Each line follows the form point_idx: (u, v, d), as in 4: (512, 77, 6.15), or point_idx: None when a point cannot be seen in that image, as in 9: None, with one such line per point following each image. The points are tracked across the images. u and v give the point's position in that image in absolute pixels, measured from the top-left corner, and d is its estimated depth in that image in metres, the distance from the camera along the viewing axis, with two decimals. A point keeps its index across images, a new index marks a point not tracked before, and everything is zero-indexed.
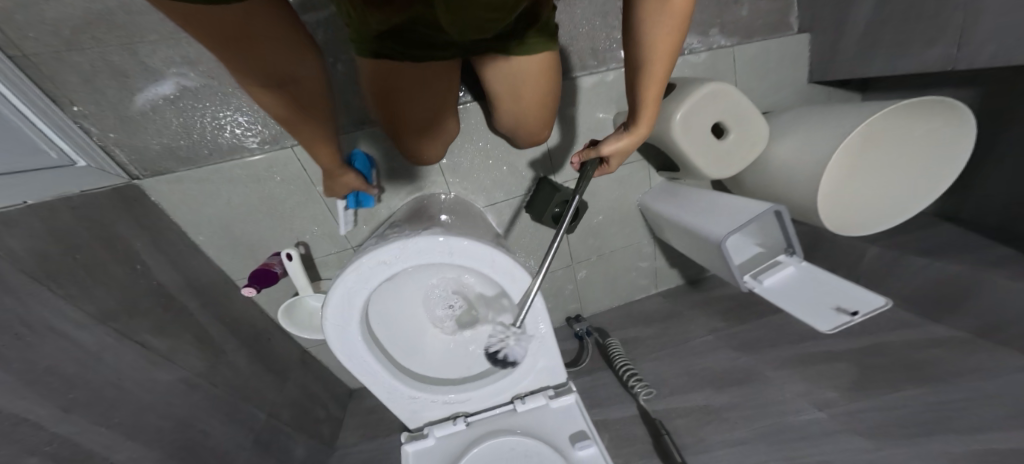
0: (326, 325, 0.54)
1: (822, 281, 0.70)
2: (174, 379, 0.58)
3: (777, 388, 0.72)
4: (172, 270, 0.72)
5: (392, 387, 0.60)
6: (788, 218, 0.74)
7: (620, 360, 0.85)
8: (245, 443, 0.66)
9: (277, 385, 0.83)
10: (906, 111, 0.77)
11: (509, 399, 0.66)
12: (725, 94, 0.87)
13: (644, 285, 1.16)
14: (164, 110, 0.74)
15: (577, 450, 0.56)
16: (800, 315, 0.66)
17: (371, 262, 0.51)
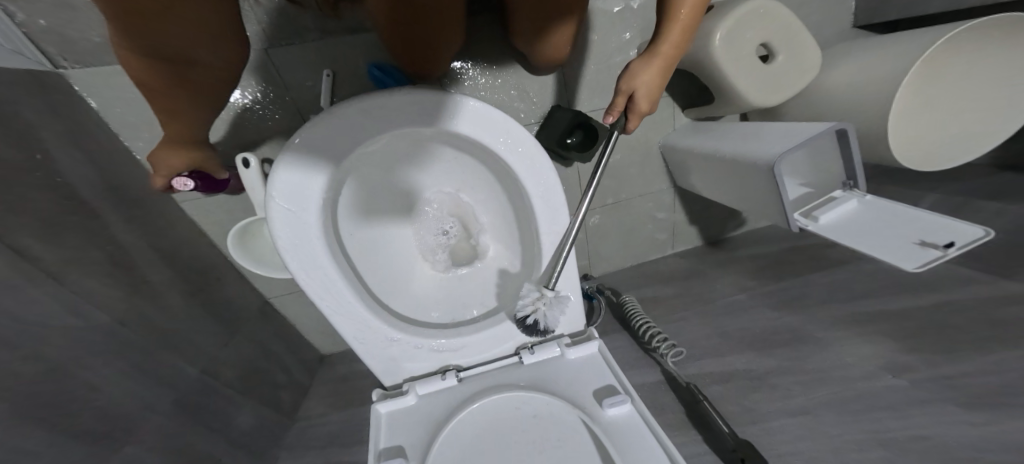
0: (275, 207, 0.40)
1: (898, 215, 0.57)
2: (61, 305, 0.40)
3: (832, 350, 0.59)
4: (86, 166, 0.54)
5: (362, 317, 0.45)
6: (853, 141, 0.60)
7: (639, 318, 0.72)
8: (162, 406, 0.49)
9: (225, 338, 0.67)
10: (986, 25, 0.62)
11: (515, 350, 0.52)
12: (779, 10, 0.72)
13: (661, 241, 1.05)
14: None
15: (605, 409, 0.41)
16: (876, 253, 0.52)
17: (346, 111, 0.41)
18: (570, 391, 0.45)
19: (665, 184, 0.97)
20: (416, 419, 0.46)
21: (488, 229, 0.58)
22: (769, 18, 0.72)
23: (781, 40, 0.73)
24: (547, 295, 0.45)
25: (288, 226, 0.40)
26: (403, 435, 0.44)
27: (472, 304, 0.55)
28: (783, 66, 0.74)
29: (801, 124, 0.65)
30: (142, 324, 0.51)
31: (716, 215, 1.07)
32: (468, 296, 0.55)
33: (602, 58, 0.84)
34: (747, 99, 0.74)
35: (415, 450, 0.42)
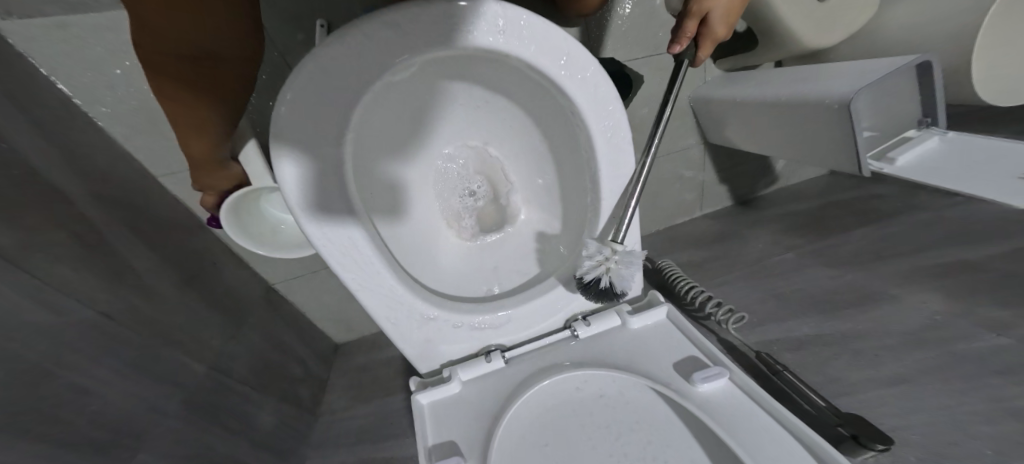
0: (284, 153, 0.33)
1: (989, 151, 0.50)
2: (45, 305, 0.33)
3: (912, 307, 0.53)
4: (45, 141, 0.45)
5: (392, 288, 0.39)
6: (939, 70, 0.54)
7: (685, 283, 0.66)
8: (175, 411, 0.43)
9: (230, 332, 0.60)
10: None
11: (566, 324, 0.46)
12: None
13: (689, 202, 0.99)
14: None
15: (694, 382, 0.35)
16: (974, 189, 0.45)
17: (371, 31, 0.32)
18: (645, 364, 0.39)
19: (695, 139, 0.90)
20: (466, 409, 0.40)
21: (518, 188, 0.52)
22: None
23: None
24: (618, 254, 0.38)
25: (303, 178, 0.34)
26: (454, 429, 0.38)
27: (511, 273, 0.48)
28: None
29: (868, 61, 0.60)
30: (136, 320, 0.44)
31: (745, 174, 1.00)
32: (502, 263, 0.49)
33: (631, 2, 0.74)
34: (797, 40, 0.66)
35: (472, 444, 0.36)
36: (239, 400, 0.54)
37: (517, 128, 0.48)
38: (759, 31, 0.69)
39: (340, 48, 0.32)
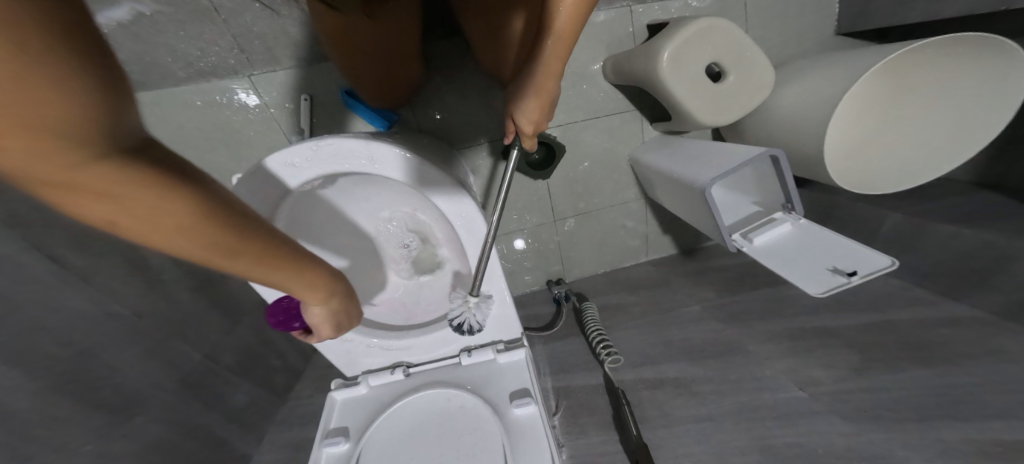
0: None
1: (823, 239, 0.55)
2: (88, 303, 0.54)
3: (760, 363, 0.63)
4: None
5: None
6: (787, 166, 0.57)
7: (594, 326, 0.74)
8: (167, 384, 0.61)
9: (226, 326, 0.78)
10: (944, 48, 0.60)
11: (456, 352, 0.57)
12: (721, 26, 0.66)
13: (634, 249, 0.99)
14: (116, 34, 0.66)
15: (513, 409, 0.47)
16: (785, 274, 0.52)
17: (273, 163, 0.42)
18: (492, 391, 0.51)
19: (634, 192, 0.91)
20: (363, 404, 0.54)
21: (445, 244, 0.59)
22: (715, 37, 0.66)
23: (732, 57, 0.66)
24: (472, 300, 0.50)
25: None
26: (351, 417, 0.53)
27: (427, 309, 0.60)
28: (734, 85, 0.67)
29: (730, 145, 0.64)
30: (155, 315, 0.64)
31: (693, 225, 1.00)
32: (424, 303, 0.60)
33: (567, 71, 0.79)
34: (699, 119, 0.68)
35: (356, 430, 0.51)
36: (225, 383, 0.72)
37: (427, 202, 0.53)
38: (668, 106, 0.71)
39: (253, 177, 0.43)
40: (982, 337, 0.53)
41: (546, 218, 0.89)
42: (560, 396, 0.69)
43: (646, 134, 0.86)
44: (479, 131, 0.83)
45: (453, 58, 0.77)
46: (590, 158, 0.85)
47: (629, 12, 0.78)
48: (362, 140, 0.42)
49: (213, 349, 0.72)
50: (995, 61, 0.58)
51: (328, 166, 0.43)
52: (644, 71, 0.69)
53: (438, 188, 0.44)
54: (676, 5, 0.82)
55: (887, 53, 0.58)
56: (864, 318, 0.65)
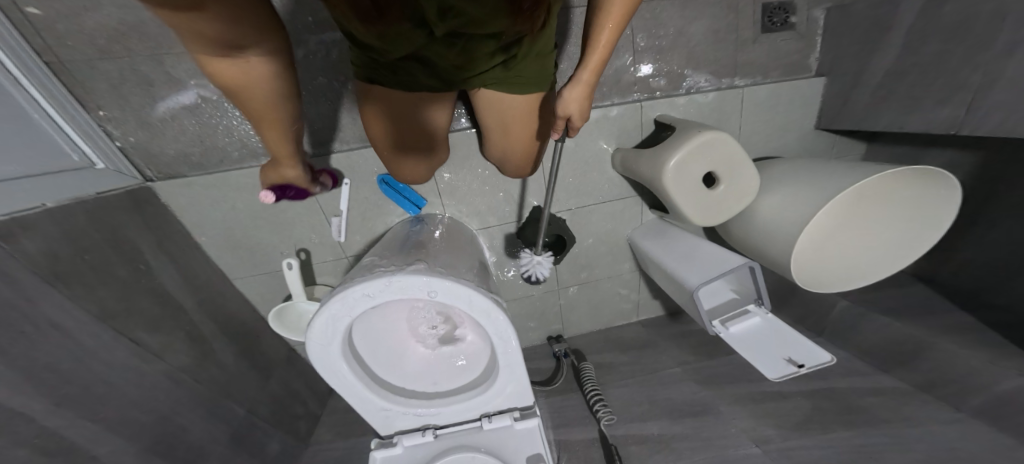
0: (308, 345, 0.55)
1: (783, 333, 0.68)
2: (161, 375, 0.63)
3: (726, 423, 0.76)
4: (172, 268, 0.77)
5: (366, 397, 0.63)
6: (760, 273, 0.71)
7: (591, 385, 0.86)
8: (221, 438, 0.70)
9: (258, 384, 0.85)
10: (906, 176, 0.66)
11: (477, 416, 0.68)
12: (724, 143, 0.72)
13: (627, 310, 1.12)
14: (183, 118, 0.78)
15: None
16: (752, 359, 0.66)
17: (355, 293, 0.52)
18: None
19: (628, 263, 1.03)
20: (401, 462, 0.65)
21: (468, 324, 0.69)
22: (714, 150, 0.72)
23: (726, 170, 0.73)
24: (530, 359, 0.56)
25: (317, 356, 0.56)
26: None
27: (452, 378, 0.69)
28: (724, 193, 0.74)
29: (714, 247, 0.79)
30: (209, 378, 0.73)
31: None
32: (451, 374, 0.69)
33: (576, 166, 0.89)
34: (690, 218, 0.76)
35: None
36: (266, 437, 0.81)
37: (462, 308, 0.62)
38: (664, 201, 0.79)
39: (338, 304, 0.53)
40: (893, 407, 0.68)
41: (551, 287, 1.02)
42: (561, 448, 0.80)
43: (645, 216, 0.98)
44: (498, 214, 0.93)
45: (477, 144, 0.86)
46: (592, 236, 0.97)
47: (639, 106, 0.87)
48: (422, 277, 0.52)
49: (250, 406, 0.80)
50: (936, 189, 0.65)
51: (396, 296, 0.53)
52: (650, 173, 0.77)
53: (479, 306, 0.55)
54: (681, 100, 0.88)
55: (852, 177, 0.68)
56: (810, 385, 0.79)
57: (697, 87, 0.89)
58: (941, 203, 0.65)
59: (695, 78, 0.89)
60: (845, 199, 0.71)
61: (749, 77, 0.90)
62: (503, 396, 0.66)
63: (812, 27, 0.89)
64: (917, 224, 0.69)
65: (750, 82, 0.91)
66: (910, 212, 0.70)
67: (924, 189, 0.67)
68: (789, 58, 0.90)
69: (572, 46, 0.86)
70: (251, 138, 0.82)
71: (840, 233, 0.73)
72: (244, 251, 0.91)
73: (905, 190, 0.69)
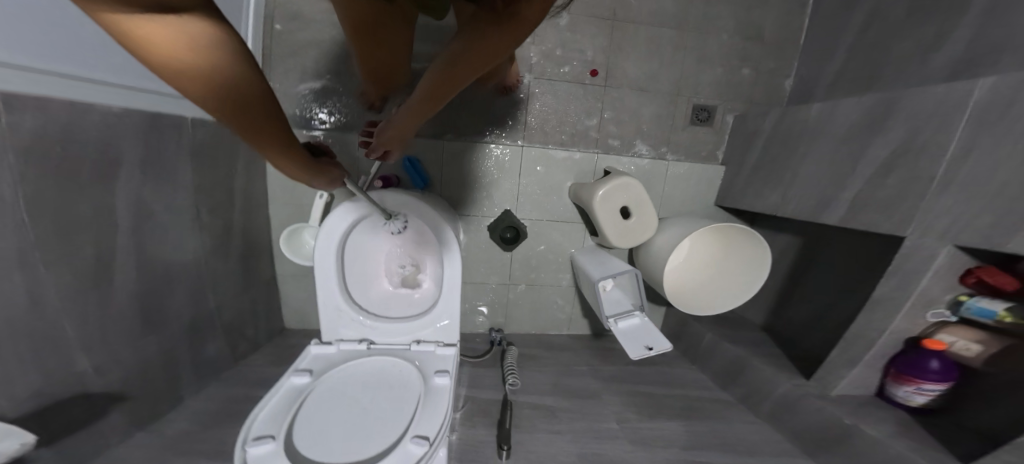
0: (321, 228, 0.81)
1: (650, 328, 0.89)
2: (185, 248, 0.79)
3: (603, 406, 0.93)
4: (244, 182, 0.99)
5: (332, 293, 0.84)
6: (641, 282, 0.92)
7: (510, 365, 1.04)
8: (196, 317, 0.83)
9: (238, 291, 1.00)
10: (731, 229, 0.90)
11: (409, 341, 0.88)
12: (638, 187, 0.94)
13: (561, 321, 1.30)
14: (307, 95, 1.00)
15: (434, 378, 0.77)
16: (623, 342, 0.87)
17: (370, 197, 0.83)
18: (422, 367, 0.81)
19: (568, 275, 1.22)
20: (329, 359, 0.84)
21: (429, 275, 0.93)
22: (629, 191, 0.94)
23: (637, 207, 0.95)
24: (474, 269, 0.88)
25: (322, 239, 0.80)
26: (316, 365, 0.81)
27: (399, 310, 0.91)
28: (635, 225, 0.95)
29: (619, 263, 0.99)
30: (213, 270, 0.89)
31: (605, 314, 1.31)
32: (400, 305, 0.92)
33: (536, 187, 1.10)
34: (608, 239, 0.96)
35: (317, 372, 0.79)
36: (223, 335, 0.93)
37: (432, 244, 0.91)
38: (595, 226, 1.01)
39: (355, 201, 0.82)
40: (726, 412, 0.88)
41: (503, 280, 1.21)
42: (467, 401, 0.95)
43: (586, 242, 1.17)
44: (477, 206, 1.10)
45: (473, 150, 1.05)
46: (543, 242, 1.17)
47: (594, 157, 1.07)
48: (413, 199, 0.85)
49: (226, 306, 0.94)
50: (750, 242, 0.88)
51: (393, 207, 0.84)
52: (586, 198, 0.99)
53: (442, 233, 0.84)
54: (625, 159, 1.06)
55: (729, 229, 0.89)
56: (677, 391, 0.98)
57: (636, 153, 1.05)
58: (757, 252, 0.87)
59: (636, 146, 1.04)
60: (703, 243, 0.95)
61: (677, 154, 1.05)
62: (435, 326, 0.87)
63: (723, 128, 1.03)
64: (746, 267, 0.90)
65: (677, 158, 1.05)
66: (744, 265, 0.90)
67: (744, 243, 0.90)
68: (702, 150, 1.05)
69: (565, 98, 1.02)
70: (324, 115, 1.01)
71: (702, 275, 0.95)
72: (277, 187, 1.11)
73: (731, 243, 0.92)
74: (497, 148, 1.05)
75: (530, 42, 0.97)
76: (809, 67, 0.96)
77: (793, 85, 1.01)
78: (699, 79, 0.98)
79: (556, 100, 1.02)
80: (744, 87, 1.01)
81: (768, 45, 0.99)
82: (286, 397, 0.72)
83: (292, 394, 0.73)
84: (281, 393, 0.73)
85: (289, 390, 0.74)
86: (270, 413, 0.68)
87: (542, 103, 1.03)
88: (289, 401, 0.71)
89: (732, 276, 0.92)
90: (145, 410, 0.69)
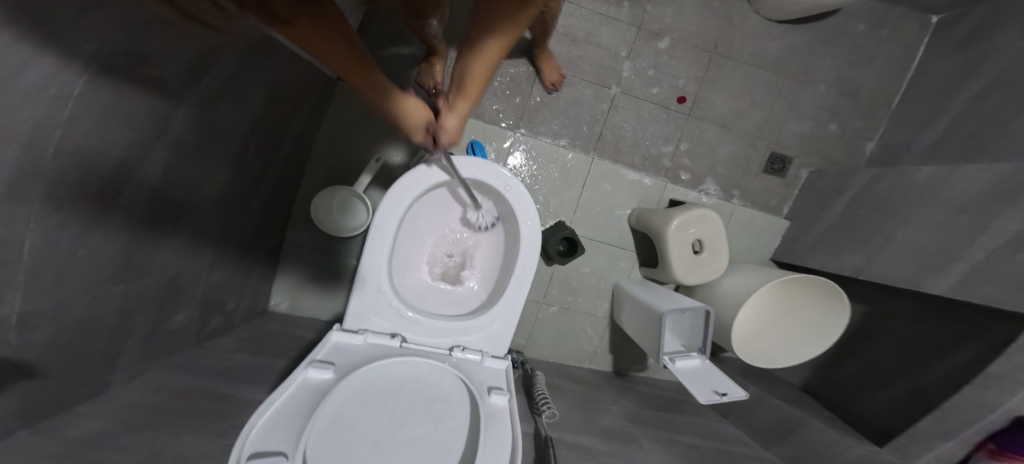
0: (399, 180, 0.71)
1: (715, 373, 0.81)
2: (233, 174, 0.65)
3: (647, 454, 0.80)
4: (302, 128, 0.88)
5: (378, 262, 0.69)
6: (712, 323, 0.84)
7: (540, 390, 0.89)
8: (207, 262, 0.66)
9: (245, 247, 0.80)
10: (811, 284, 0.85)
11: (448, 347, 0.71)
12: (716, 223, 0.91)
13: (583, 355, 1.17)
14: (396, 62, 0.96)
15: (491, 396, 0.60)
16: (688, 385, 0.77)
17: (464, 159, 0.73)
18: (472, 379, 0.64)
19: (605, 304, 1.12)
20: (352, 352, 0.64)
21: (475, 272, 0.84)
22: (706, 224, 0.90)
23: (710, 243, 0.91)
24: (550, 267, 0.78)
25: (396, 192, 0.70)
26: (336, 357, 0.61)
27: (437, 305, 0.78)
28: (704, 260, 0.91)
29: (684, 297, 0.92)
30: (238, 213, 0.73)
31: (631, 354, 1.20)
32: (437, 303, 0.79)
33: (599, 203, 1.05)
34: (672, 269, 0.91)
35: (339, 368, 0.58)
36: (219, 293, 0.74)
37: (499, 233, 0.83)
38: (659, 256, 0.95)
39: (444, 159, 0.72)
40: None
41: (538, 295, 1.10)
42: None
43: (633, 272, 1.10)
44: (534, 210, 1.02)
45: (547, 152, 1.01)
46: (589, 265, 1.09)
47: (663, 185, 1.05)
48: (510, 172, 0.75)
49: (232, 254, 0.75)
50: (833, 304, 0.84)
51: (484, 175, 0.73)
52: (658, 223, 0.94)
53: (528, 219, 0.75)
54: (691, 194, 1.06)
55: (812, 283, 0.84)
56: (720, 446, 0.87)
57: (706, 190, 1.06)
58: (834, 314, 0.84)
59: (706, 183, 1.07)
60: (778, 296, 0.91)
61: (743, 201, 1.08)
62: (485, 331, 0.73)
63: (795, 183, 1.10)
64: (818, 328, 0.87)
65: (742, 204, 1.08)
66: (817, 325, 0.87)
67: (821, 302, 0.86)
68: (770, 201, 1.10)
69: (651, 124, 1.04)
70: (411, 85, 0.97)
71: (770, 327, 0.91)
72: (326, 146, 1.00)
73: (805, 300, 0.88)
74: (566, 154, 1.02)
75: (625, 55, 1.01)
76: (896, 133, 1.04)
77: (875, 148, 1.08)
78: (783, 128, 1.07)
79: (641, 124, 1.03)
80: (827, 143, 1.08)
81: (860, 104, 1.08)
82: (299, 396, 0.51)
83: (307, 393, 0.52)
84: (293, 386, 0.52)
85: (303, 384, 0.53)
86: (277, 419, 0.46)
87: (627, 122, 1.03)
88: (305, 403, 0.50)
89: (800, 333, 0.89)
90: (150, 353, 0.53)
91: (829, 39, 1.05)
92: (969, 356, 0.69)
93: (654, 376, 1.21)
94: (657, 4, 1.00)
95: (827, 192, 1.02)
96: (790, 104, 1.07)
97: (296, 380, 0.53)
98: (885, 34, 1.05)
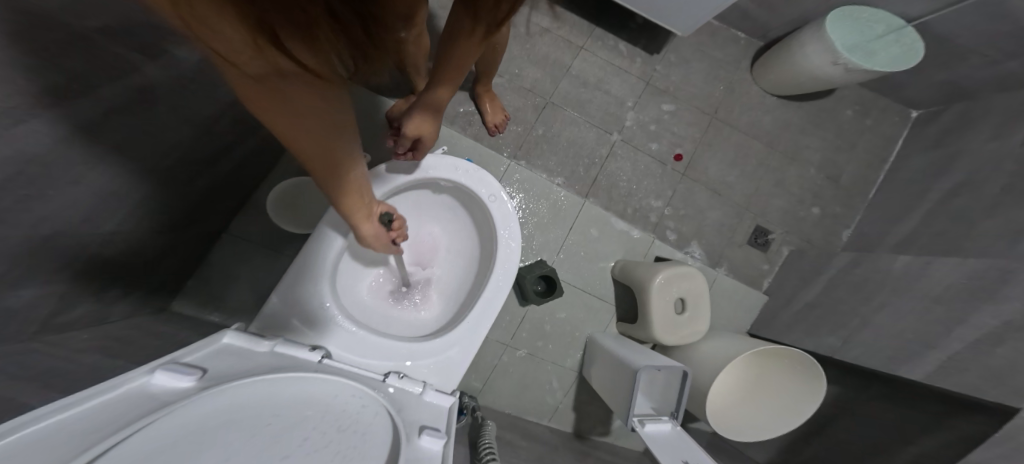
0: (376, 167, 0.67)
1: (687, 441, 0.72)
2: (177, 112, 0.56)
3: None
4: None
5: (328, 253, 0.63)
6: (688, 385, 0.78)
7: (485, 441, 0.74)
8: (109, 214, 0.54)
9: (171, 221, 0.69)
10: (788, 357, 0.82)
11: (384, 372, 0.58)
12: (700, 281, 0.88)
13: (543, 411, 1.05)
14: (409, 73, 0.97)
15: (422, 435, 0.45)
16: (655, 450, 0.69)
17: (451, 161, 0.70)
18: (401, 411, 0.49)
19: (576, 356, 1.05)
20: (246, 358, 0.46)
21: (437, 293, 0.78)
22: (690, 283, 0.88)
23: (693, 302, 0.88)
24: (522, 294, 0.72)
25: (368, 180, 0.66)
26: (215, 363, 0.43)
27: (384, 322, 0.71)
28: (685, 321, 0.87)
29: (658, 355, 0.85)
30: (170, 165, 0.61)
31: (596, 417, 1.09)
32: (384, 320, 0.71)
33: (584, 245, 1.01)
34: (652, 325, 0.87)
35: (210, 374, 0.40)
36: (122, 260, 0.61)
37: (474, 253, 0.79)
38: (639, 310, 0.91)
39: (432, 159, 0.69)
40: None
41: (506, 333, 1.02)
42: None
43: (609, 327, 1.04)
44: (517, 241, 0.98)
45: (538, 185, 1.00)
46: (565, 311, 1.03)
47: (650, 240, 1.03)
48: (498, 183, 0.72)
49: (149, 222, 0.63)
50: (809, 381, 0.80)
51: (470, 180, 0.70)
52: (642, 273, 0.91)
53: (507, 237, 0.70)
54: (677, 253, 1.04)
55: (788, 355, 0.81)
56: None
57: (690, 252, 1.05)
58: (810, 389, 0.80)
59: (692, 246, 1.05)
60: (749, 361, 0.87)
61: (726, 268, 1.07)
62: (436, 359, 0.64)
63: (777, 258, 1.09)
64: (795, 403, 0.82)
65: (725, 272, 1.07)
66: (790, 400, 0.82)
67: (798, 376, 0.82)
68: (752, 273, 1.09)
69: (643, 176, 1.05)
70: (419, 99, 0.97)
71: (743, 398, 0.86)
72: None
73: (780, 370, 0.84)
74: (559, 191, 1.00)
75: (630, 105, 1.06)
76: (871, 224, 1.07)
77: (852, 236, 1.11)
78: (768, 204, 1.10)
79: (635, 175, 1.05)
80: (808, 224, 1.11)
81: (839, 192, 1.12)
82: (125, 402, 0.32)
83: (139, 400, 0.33)
84: (120, 389, 0.33)
85: (139, 389, 0.34)
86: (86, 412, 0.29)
87: (623, 171, 1.04)
88: (134, 406, 0.31)
89: (775, 404, 0.83)
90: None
91: (810, 130, 1.12)
92: (941, 443, 0.65)
93: (617, 444, 1.10)
94: (667, 66, 1.09)
95: (806, 272, 1.01)
96: (777, 180, 1.11)
97: (127, 383, 0.34)
98: (867, 125, 1.15)
